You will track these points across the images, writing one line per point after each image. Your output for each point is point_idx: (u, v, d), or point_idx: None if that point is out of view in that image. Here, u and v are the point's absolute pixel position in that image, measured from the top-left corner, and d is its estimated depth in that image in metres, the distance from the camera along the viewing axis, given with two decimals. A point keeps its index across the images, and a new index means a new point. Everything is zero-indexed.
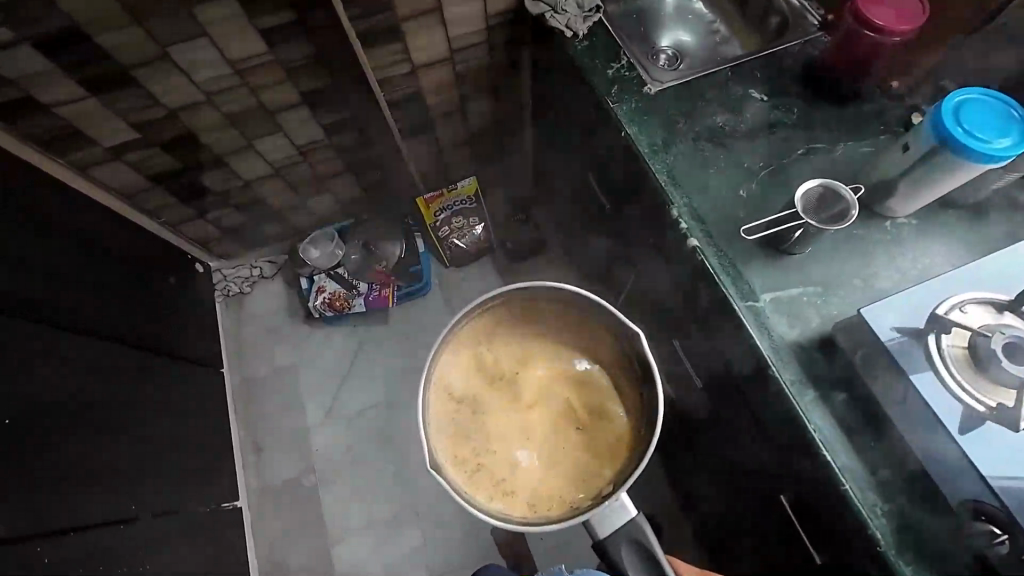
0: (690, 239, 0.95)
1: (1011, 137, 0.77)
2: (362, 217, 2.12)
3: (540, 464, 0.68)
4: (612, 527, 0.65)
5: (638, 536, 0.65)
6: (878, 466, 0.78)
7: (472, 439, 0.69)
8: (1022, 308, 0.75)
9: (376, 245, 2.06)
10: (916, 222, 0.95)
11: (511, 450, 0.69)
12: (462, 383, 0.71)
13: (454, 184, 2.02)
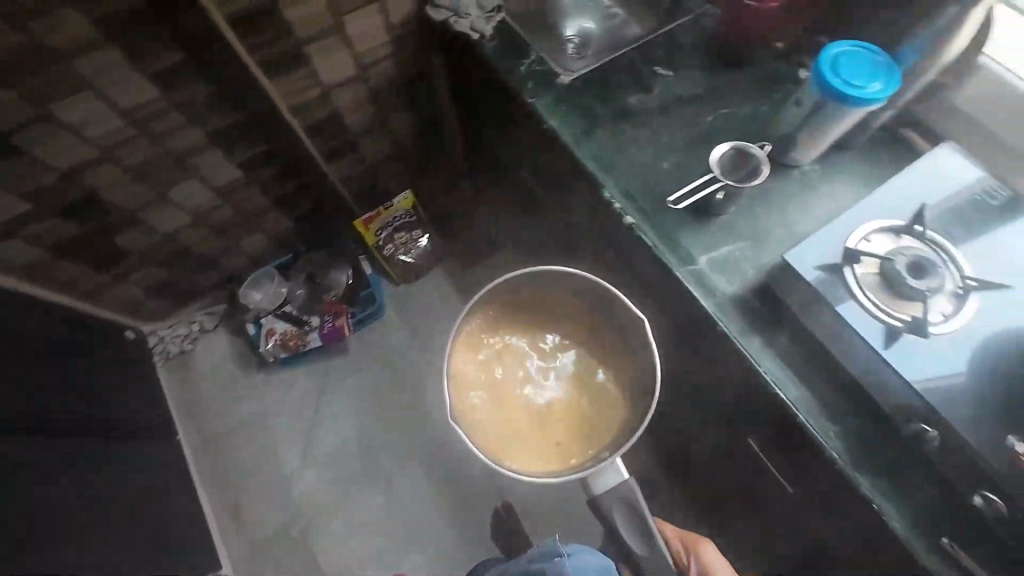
0: (625, 217, 1.00)
1: (880, 80, 0.86)
2: (300, 250, 2.05)
3: (547, 422, 0.85)
4: (608, 483, 0.83)
5: (630, 495, 0.83)
6: (825, 393, 0.86)
7: (489, 411, 0.84)
8: (913, 231, 0.85)
9: (321, 276, 2.03)
10: (820, 166, 1.04)
11: (522, 411, 0.86)
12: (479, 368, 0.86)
13: (390, 201, 1.95)
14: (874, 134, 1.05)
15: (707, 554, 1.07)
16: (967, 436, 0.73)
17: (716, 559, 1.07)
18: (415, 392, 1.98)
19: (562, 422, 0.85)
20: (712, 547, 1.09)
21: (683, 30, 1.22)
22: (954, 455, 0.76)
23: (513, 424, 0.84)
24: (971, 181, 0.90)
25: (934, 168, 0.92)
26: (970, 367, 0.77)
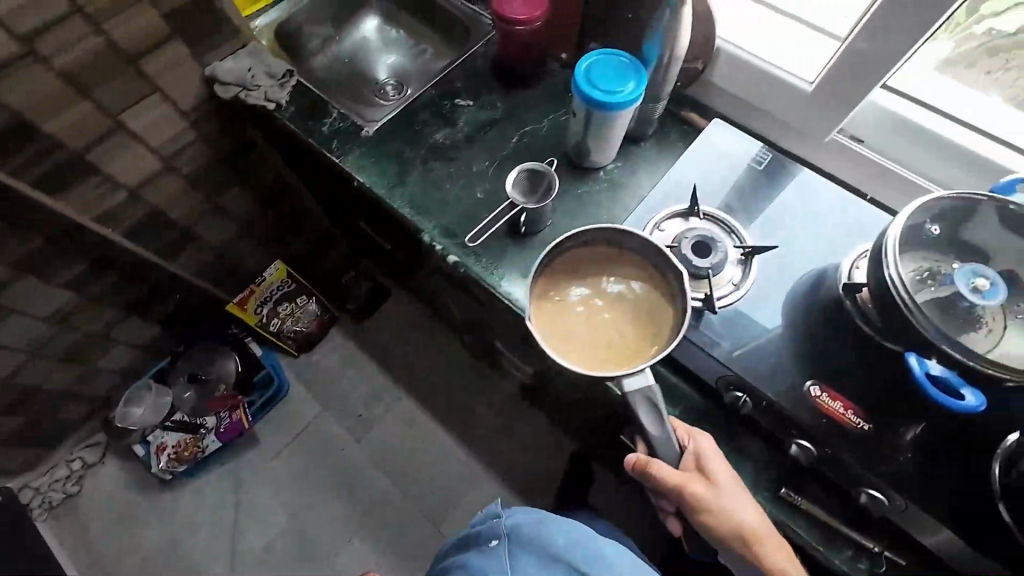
0: (448, 257, 1.01)
1: (633, 80, 0.92)
2: (176, 350, 1.90)
3: (659, 318, 0.81)
4: (638, 386, 0.74)
5: (653, 396, 0.74)
6: (661, 380, 0.90)
7: (609, 304, 0.83)
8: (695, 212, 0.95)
9: (206, 372, 1.87)
10: (622, 163, 1.10)
11: (636, 318, 0.81)
12: (596, 262, 0.86)
13: (261, 276, 1.88)
14: (662, 122, 1.13)
15: (701, 444, 0.83)
16: (769, 394, 0.80)
17: (711, 450, 0.82)
18: (338, 462, 1.91)
19: (643, 324, 0.81)
20: (709, 437, 0.84)
21: (477, 56, 1.25)
22: (768, 413, 0.82)
23: (625, 323, 0.81)
24: (740, 153, 1.01)
25: (708, 147, 1.03)
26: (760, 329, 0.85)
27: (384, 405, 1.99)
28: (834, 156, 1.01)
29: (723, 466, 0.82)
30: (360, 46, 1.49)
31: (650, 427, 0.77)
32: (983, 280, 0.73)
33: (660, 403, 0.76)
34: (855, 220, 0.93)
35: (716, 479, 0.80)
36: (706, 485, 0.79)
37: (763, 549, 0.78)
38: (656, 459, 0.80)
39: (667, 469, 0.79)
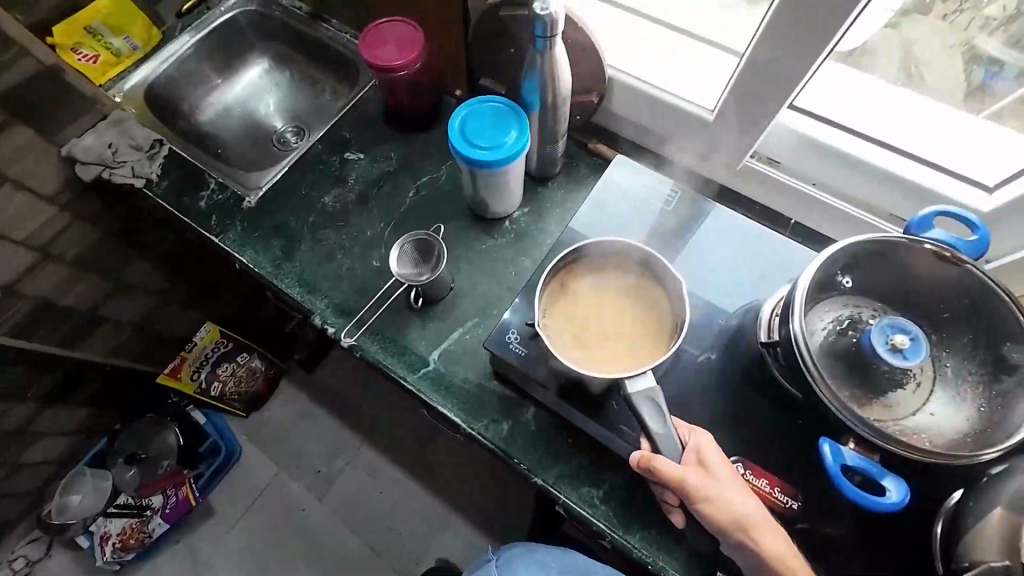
0: (343, 340, 0.92)
1: (515, 128, 0.82)
2: (112, 428, 1.73)
3: (639, 333, 0.75)
4: (641, 388, 0.68)
5: (657, 400, 0.68)
6: (582, 459, 0.82)
7: (620, 303, 0.76)
8: None
9: (145, 449, 1.66)
10: (529, 209, 1.01)
11: (638, 318, 0.76)
12: (574, 283, 0.78)
13: (192, 341, 1.72)
14: (570, 156, 1.03)
15: (700, 442, 0.69)
16: None
17: (710, 448, 0.69)
18: (302, 528, 1.74)
19: (629, 337, 0.75)
20: (708, 434, 0.71)
21: (366, 100, 1.13)
22: None
23: (627, 325, 0.75)
24: (647, 190, 0.93)
25: (613, 184, 0.94)
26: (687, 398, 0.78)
27: (344, 459, 1.82)
28: (750, 183, 0.93)
29: (724, 465, 0.68)
30: (250, 93, 1.37)
31: (651, 422, 0.68)
32: (902, 335, 0.63)
33: (665, 407, 0.69)
34: (771, 257, 0.87)
35: (717, 477, 0.67)
36: (705, 480, 0.66)
37: (764, 541, 0.65)
38: (658, 456, 0.67)
39: (670, 464, 0.66)
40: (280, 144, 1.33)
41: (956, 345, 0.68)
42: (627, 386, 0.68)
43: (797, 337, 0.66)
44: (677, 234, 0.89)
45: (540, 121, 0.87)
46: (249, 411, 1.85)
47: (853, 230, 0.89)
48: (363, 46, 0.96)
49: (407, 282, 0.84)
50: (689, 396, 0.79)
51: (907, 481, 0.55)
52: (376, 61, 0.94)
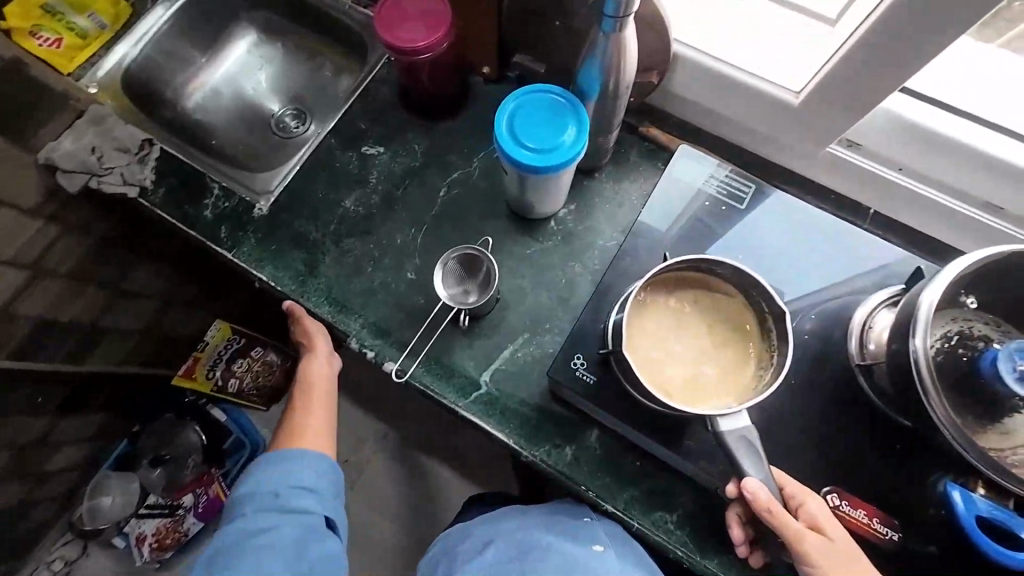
0: (385, 364, 0.84)
1: (572, 125, 0.71)
2: (132, 431, 1.66)
3: (715, 370, 0.68)
4: (736, 426, 0.62)
5: (752, 439, 0.63)
6: (653, 483, 0.77)
7: (713, 335, 0.69)
8: None
9: (167, 449, 1.63)
10: (575, 207, 0.90)
11: (721, 354, 0.68)
12: (669, 292, 0.71)
13: (203, 340, 1.60)
14: (618, 143, 0.92)
15: (817, 509, 0.62)
16: None
17: (829, 516, 0.62)
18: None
19: (700, 369, 0.68)
20: (820, 500, 0.64)
21: (380, 84, 1.01)
22: None
23: (703, 358, 0.68)
24: (712, 185, 0.83)
25: (674, 177, 0.83)
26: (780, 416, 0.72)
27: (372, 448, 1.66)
28: (827, 171, 0.84)
29: (846, 538, 0.61)
30: (239, 73, 1.21)
31: (750, 466, 0.63)
32: None
33: (760, 447, 0.63)
34: (854, 257, 0.78)
35: (844, 552, 0.60)
36: (831, 550, 0.59)
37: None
38: (778, 507, 0.61)
39: (789, 519, 0.60)
40: (280, 128, 1.18)
41: None
42: (717, 424, 0.62)
43: (917, 356, 0.58)
44: (749, 232, 0.80)
45: (596, 113, 0.76)
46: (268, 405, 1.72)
47: (943, 221, 0.80)
48: (380, 24, 0.81)
49: (455, 306, 0.76)
50: (780, 421, 0.71)
51: None
52: (396, 43, 0.81)
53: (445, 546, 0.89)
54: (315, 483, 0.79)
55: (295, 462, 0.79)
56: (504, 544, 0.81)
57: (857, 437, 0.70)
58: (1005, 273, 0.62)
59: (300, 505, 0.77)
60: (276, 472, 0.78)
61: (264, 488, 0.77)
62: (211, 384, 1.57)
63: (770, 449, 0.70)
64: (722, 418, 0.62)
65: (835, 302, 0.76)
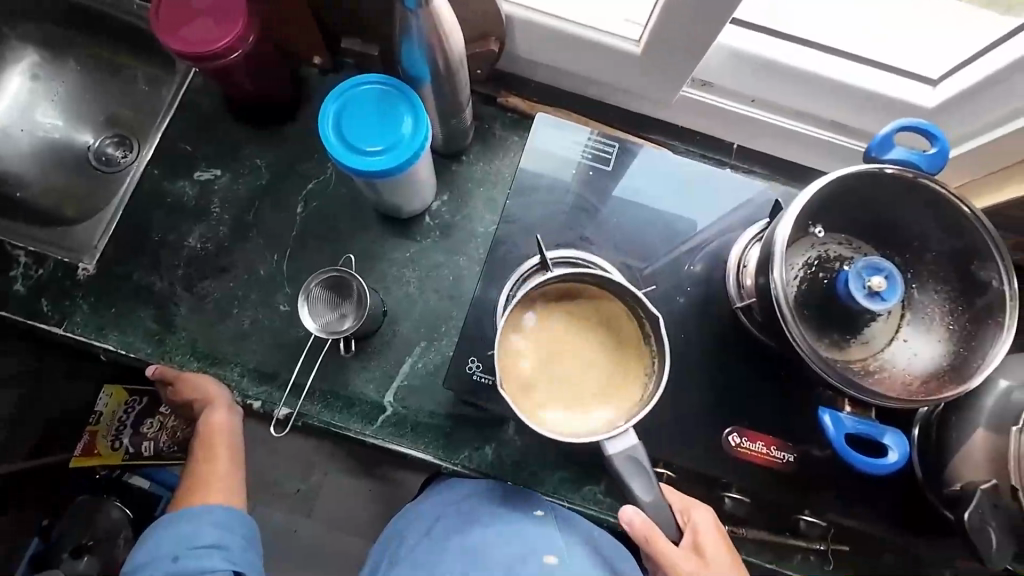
0: (277, 409, 0.77)
1: (409, 114, 0.64)
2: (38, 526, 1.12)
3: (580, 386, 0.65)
4: (623, 446, 0.57)
5: (642, 458, 0.58)
6: (576, 460, 0.78)
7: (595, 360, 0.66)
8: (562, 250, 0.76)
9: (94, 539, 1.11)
10: (448, 196, 0.84)
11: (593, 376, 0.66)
12: (575, 299, 0.67)
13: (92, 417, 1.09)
14: (480, 119, 0.86)
15: (702, 523, 0.64)
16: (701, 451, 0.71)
17: (712, 529, 0.64)
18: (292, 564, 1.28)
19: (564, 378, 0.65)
20: (708, 511, 0.66)
21: (198, 95, 0.87)
22: (712, 470, 0.71)
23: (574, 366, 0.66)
24: (577, 151, 0.80)
25: (538, 149, 0.80)
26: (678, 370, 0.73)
27: (322, 469, 1.28)
28: (687, 114, 0.83)
29: (724, 554, 0.63)
30: (29, 105, 0.99)
31: (638, 488, 0.59)
32: (879, 276, 0.59)
33: (649, 466, 0.59)
34: (720, 198, 0.80)
35: (718, 570, 0.62)
36: (702, 571, 0.61)
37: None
38: (658, 536, 0.61)
39: (668, 548, 0.61)
40: (104, 159, 0.97)
41: (921, 264, 0.66)
42: (605, 446, 0.57)
43: (776, 290, 0.59)
44: (622, 193, 0.79)
45: (438, 96, 0.70)
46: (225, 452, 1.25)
47: (798, 145, 0.83)
48: (162, 28, 0.68)
49: (338, 336, 0.69)
50: (678, 374, 0.73)
51: (902, 434, 0.57)
52: (184, 48, 0.68)
53: (390, 530, 0.78)
54: (223, 537, 0.66)
55: (196, 518, 0.66)
56: (454, 518, 0.73)
57: (748, 373, 0.73)
58: (844, 194, 0.64)
59: (204, 565, 0.64)
60: (172, 530, 0.66)
61: (158, 551, 0.64)
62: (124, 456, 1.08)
63: (672, 405, 0.72)
64: (608, 439, 0.57)
65: (711, 247, 0.77)
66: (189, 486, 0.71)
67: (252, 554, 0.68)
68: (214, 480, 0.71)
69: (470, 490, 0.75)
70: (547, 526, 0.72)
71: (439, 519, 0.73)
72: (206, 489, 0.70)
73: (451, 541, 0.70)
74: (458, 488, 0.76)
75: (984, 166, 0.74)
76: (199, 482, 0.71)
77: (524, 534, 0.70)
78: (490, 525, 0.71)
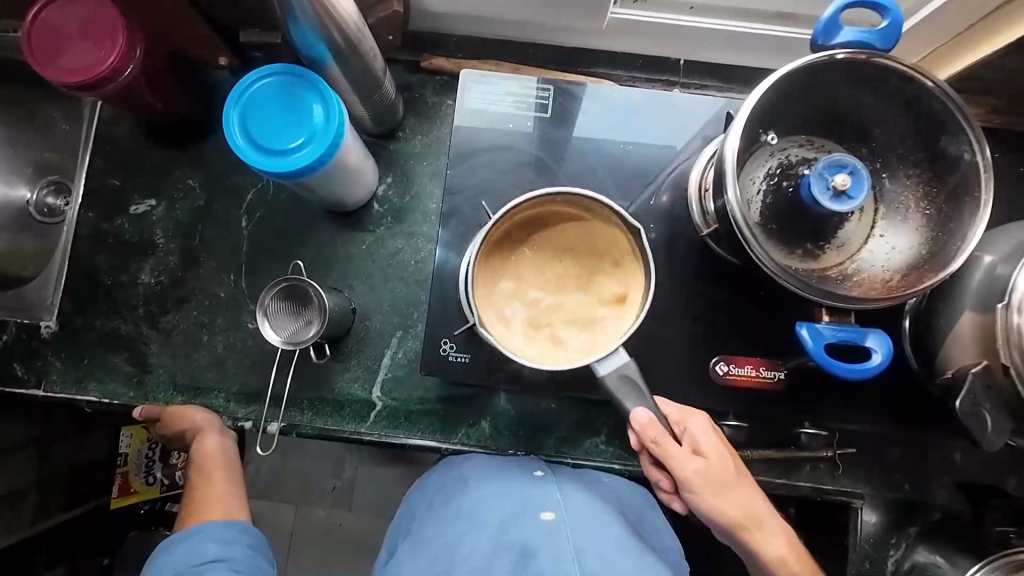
0: (270, 426, 0.76)
1: (318, 102, 0.60)
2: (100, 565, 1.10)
3: (571, 241, 0.67)
4: (614, 368, 0.59)
5: (633, 377, 0.59)
6: (572, 417, 0.78)
7: (514, 264, 0.67)
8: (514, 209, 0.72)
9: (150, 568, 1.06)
10: (392, 178, 0.81)
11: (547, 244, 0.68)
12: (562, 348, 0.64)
13: (120, 455, 1.09)
14: (408, 88, 0.81)
15: (699, 432, 0.62)
16: (694, 387, 0.70)
17: (711, 436, 0.62)
18: (339, 554, 1.28)
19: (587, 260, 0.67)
20: (706, 421, 0.64)
21: (114, 126, 0.83)
22: (707, 402, 0.70)
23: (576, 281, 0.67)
24: (513, 103, 0.75)
25: (470, 110, 0.74)
26: (657, 311, 0.71)
27: (352, 463, 1.29)
28: (622, 38, 0.77)
29: (726, 455, 0.61)
30: None
31: (631, 403, 0.59)
32: (843, 174, 0.55)
33: (645, 385, 0.60)
34: (673, 122, 0.75)
35: (723, 474, 0.61)
36: (707, 472, 0.60)
37: (762, 533, 0.61)
38: (663, 438, 0.59)
39: (673, 449, 0.60)
40: (45, 208, 0.87)
41: (889, 151, 0.62)
42: (597, 369, 0.59)
43: (734, 210, 0.56)
44: (567, 137, 0.74)
45: (350, 77, 0.66)
46: (249, 469, 1.27)
47: (750, 47, 0.76)
48: (43, 63, 0.64)
49: (315, 334, 0.69)
50: (656, 315, 0.71)
51: (885, 333, 0.55)
52: (74, 79, 0.64)
53: (398, 518, 0.73)
54: (226, 550, 0.66)
55: (195, 537, 0.66)
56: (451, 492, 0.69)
57: (726, 300, 0.71)
58: (794, 94, 0.59)
59: None
60: (174, 552, 0.66)
61: (163, 572, 0.65)
62: (160, 488, 1.13)
63: (655, 346, 0.70)
64: (598, 361, 0.59)
65: (670, 176, 0.74)
66: (190, 511, 0.71)
67: (259, 559, 0.68)
68: (212, 499, 0.71)
69: (470, 460, 0.72)
70: (550, 486, 0.68)
71: (441, 491, 0.69)
72: (203, 510, 0.70)
73: (448, 507, 0.66)
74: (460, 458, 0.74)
75: (949, 29, 0.68)
76: (197, 505, 0.71)
77: (525, 493, 0.66)
78: (488, 484, 0.67)
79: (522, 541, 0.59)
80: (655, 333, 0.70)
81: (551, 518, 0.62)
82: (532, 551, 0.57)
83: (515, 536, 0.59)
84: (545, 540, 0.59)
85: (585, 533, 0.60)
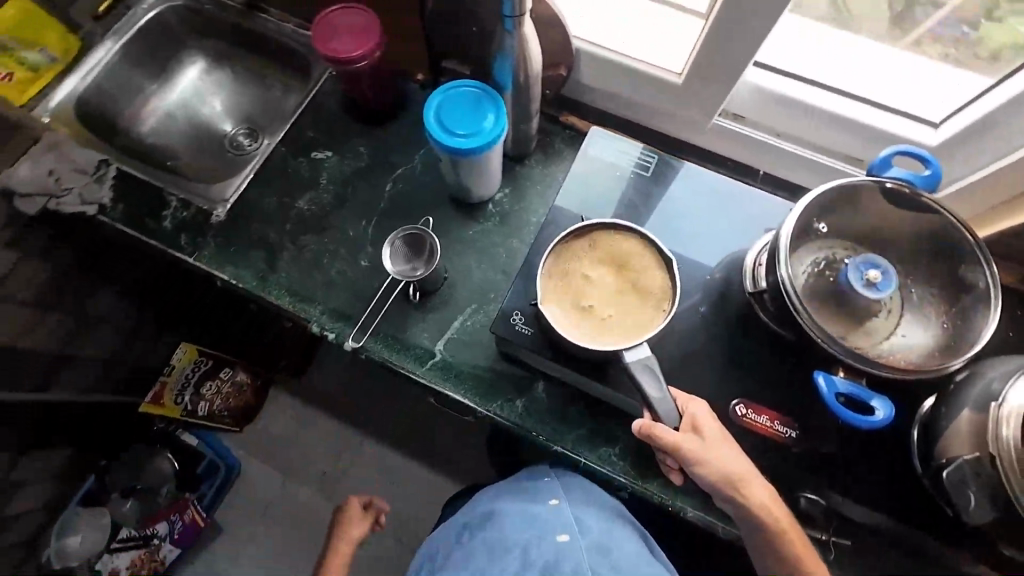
0: (347, 341, 0.91)
1: (491, 111, 0.83)
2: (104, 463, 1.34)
3: (612, 250, 0.81)
4: (640, 356, 0.73)
5: (653, 366, 0.73)
6: (595, 423, 0.87)
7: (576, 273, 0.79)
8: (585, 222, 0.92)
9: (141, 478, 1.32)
10: (509, 189, 1.01)
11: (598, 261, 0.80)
12: (642, 317, 0.77)
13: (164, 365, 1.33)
14: (544, 132, 1.04)
15: (700, 412, 0.75)
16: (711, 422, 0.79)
17: (708, 415, 0.75)
18: None
19: (630, 257, 0.80)
20: (705, 405, 0.76)
21: (323, 97, 1.10)
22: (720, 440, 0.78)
23: (628, 272, 0.79)
24: (622, 159, 0.96)
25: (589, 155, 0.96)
26: (695, 349, 0.83)
27: None
28: (719, 141, 0.98)
29: (717, 428, 0.74)
30: (193, 97, 1.22)
31: (650, 389, 0.74)
32: (875, 270, 0.68)
33: (659, 370, 0.74)
34: (744, 210, 0.92)
35: (717, 442, 0.73)
36: (704, 443, 0.72)
37: (755, 495, 0.72)
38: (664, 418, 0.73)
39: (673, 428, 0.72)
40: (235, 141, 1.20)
41: (919, 270, 0.76)
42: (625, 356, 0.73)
43: (786, 282, 0.70)
44: (657, 195, 0.93)
45: (516, 104, 0.89)
46: None
47: (817, 175, 0.95)
48: (317, 39, 0.93)
49: (415, 275, 0.85)
50: (693, 352, 0.82)
51: (890, 401, 0.65)
52: (332, 55, 0.92)
53: (435, 546, 0.85)
54: None
55: None
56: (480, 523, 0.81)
57: (756, 360, 0.82)
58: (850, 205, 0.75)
59: None
60: None
61: None
62: (181, 411, 1.34)
63: (685, 376, 0.81)
64: (628, 349, 0.73)
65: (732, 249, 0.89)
66: None
67: None
68: None
69: (492, 497, 0.86)
70: (562, 509, 0.78)
71: (471, 527, 0.81)
72: None
73: (479, 538, 0.78)
74: (486, 500, 0.86)
75: (984, 205, 0.85)
76: None
77: (540, 520, 0.77)
78: (510, 511, 0.79)
79: (543, 559, 0.71)
80: (690, 366, 0.82)
81: (566, 541, 0.74)
82: (555, 565, 0.70)
83: (537, 555, 0.71)
84: (563, 557, 0.71)
85: (596, 550, 0.73)
